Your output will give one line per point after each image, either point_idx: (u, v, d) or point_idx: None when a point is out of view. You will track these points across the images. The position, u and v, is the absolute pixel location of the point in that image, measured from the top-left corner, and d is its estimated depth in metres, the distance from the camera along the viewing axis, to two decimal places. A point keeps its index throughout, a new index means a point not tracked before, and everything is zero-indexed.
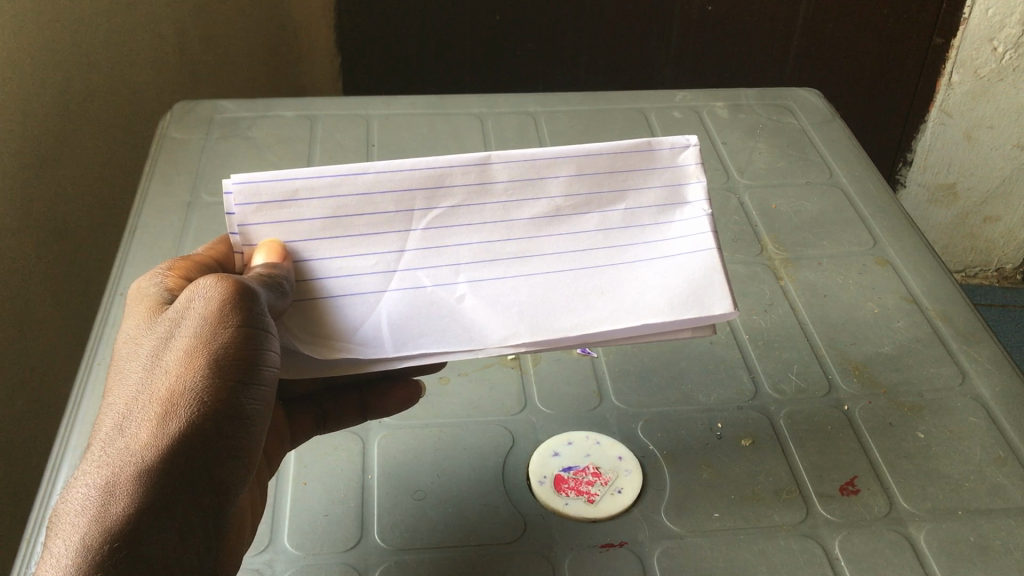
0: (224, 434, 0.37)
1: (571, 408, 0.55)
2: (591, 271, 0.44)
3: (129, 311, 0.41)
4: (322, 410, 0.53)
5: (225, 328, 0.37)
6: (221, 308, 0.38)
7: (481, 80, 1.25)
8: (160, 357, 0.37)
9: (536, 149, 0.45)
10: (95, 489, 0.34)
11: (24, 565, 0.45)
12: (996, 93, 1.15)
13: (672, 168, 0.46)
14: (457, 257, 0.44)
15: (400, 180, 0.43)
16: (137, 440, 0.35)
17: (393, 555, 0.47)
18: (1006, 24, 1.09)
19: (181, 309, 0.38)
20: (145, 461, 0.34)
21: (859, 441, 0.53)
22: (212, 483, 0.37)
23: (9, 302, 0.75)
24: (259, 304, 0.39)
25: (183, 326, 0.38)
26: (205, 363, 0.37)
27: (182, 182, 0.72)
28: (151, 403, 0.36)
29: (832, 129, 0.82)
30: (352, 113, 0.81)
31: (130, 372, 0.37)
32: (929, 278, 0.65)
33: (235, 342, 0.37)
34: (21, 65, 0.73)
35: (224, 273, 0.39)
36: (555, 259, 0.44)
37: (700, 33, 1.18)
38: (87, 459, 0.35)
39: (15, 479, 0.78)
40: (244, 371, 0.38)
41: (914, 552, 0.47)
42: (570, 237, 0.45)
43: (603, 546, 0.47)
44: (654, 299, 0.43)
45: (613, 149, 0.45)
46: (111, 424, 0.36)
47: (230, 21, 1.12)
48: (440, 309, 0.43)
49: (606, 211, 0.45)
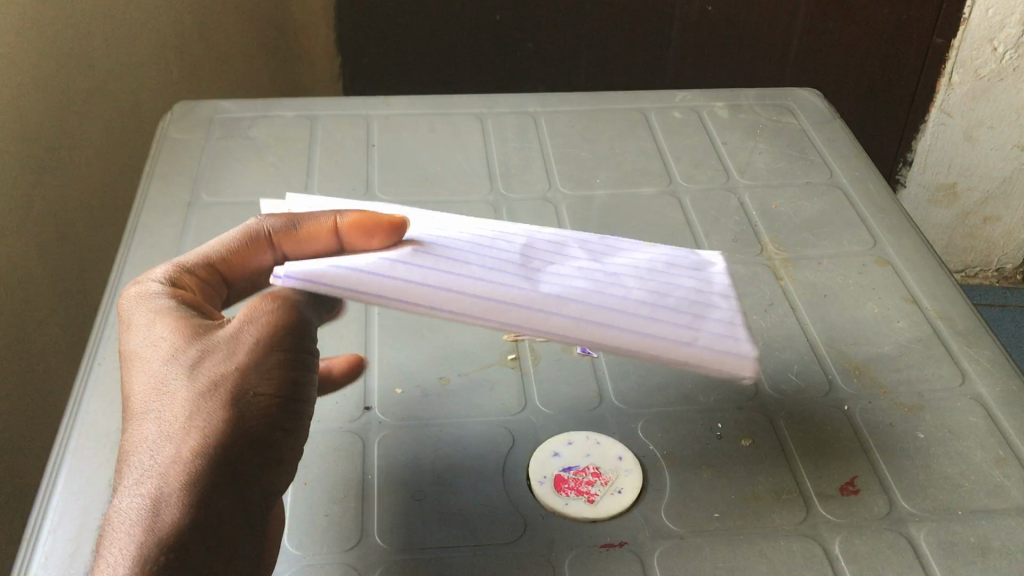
0: (268, 444, 0.38)
1: (571, 408, 0.55)
2: (608, 311, 0.44)
3: (145, 323, 0.41)
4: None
5: (272, 347, 0.39)
6: (270, 326, 0.40)
7: (481, 79, 1.25)
8: (201, 367, 0.38)
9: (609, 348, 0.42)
10: (147, 497, 0.35)
11: (24, 565, 0.45)
12: (996, 93, 1.16)
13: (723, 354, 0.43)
14: (540, 286, 0.44)
15: (487, 315, 0.41)
16: (187, 449, 0.36)
17: (393, 555, 0.47)
18: (1006, 24, 1.10)
19: (231, 328, 0.39)
20: (196, 472, 0.36)
21: (859, 440, 0.53)
22: (259, 490, 0.38)
23: (10, 304, 0.75)
24: (307, 329, 0.41)
25: (227, 341, 0.39)
26: (253, 381, 0.38)
27: (182, 183, 0.72)
28: (198, 415, 0.36)
29: (832, 129, 0.82)
30: (352, 113, 0.81)
31: (167, 382, 0.38)
32: (929, 278, 0.65)
33: (281, 358, 0.39)
34: (20, 66, 0.73)
35: (273, 295, 0.41)
36: (576, 308, 0.43)
37: (700, 32, 1.18)
38: (133, 467, 0.36)
39: (14, 480, 0.78)
40: (290, 385, 0.39)
41: (914, 552, 0.47)
42: (570, 322, 0.42)
43: (603, 546, 0.47)
44: (682, 323, 0.44)
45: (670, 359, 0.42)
46: (156, 434, 0.36)
47: (230, 22, 1.12)
48: (491, 266, 0.45)
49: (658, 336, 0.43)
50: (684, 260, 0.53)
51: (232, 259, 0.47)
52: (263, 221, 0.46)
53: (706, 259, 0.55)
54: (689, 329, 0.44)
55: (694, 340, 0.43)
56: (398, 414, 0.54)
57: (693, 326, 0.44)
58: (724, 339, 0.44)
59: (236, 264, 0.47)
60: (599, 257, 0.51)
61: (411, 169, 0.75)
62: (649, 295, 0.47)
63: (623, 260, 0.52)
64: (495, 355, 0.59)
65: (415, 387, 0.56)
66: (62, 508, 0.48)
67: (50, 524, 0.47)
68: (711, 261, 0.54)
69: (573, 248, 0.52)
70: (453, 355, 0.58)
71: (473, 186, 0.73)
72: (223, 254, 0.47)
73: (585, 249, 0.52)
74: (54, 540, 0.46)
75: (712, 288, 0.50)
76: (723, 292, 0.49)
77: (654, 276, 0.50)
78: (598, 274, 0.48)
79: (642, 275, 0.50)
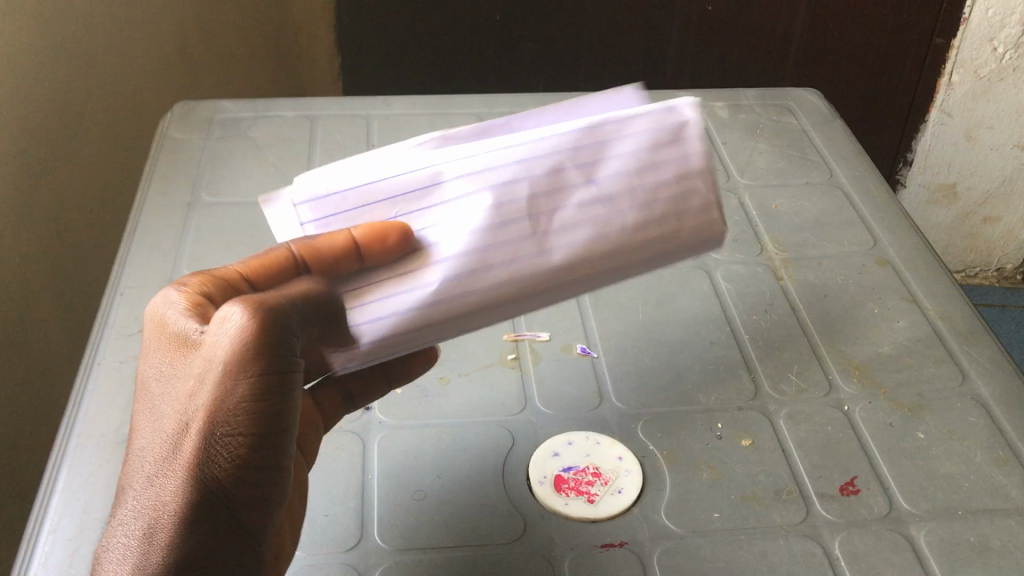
0: (246, 477, 0.36)
1: (571, 408, 0.55)
2: (610, 257, 0.41)
3: (153, 344, 0.40)
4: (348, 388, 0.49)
5: (243, 376, 0.36)
6: (235, 351, 0.35)
7: (481, 78, 1.25)
8: (182, 402, 0.37)
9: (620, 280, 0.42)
10: (135, 538, 0.36)
11: (24, 565, 0.45)
12: (997, 93, 1.16)
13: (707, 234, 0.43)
14: (553, 224, 0.40)
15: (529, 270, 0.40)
16: (168, 491, 0.36)
17: (393, 555, 0.47)
18: (1006, 24, 1.10)
19: (206, 350, 0.36)
20: (176, 515, 0.36)
21: (859, 440, 0.53)
22: (246, 520, 0.37)
23: (10, 303, 0.75)
24: (283, 346, 0.36)
25: (199, 369, 0.36)
26: (226, 413, 0.36)
27: (182, 182, 0.72)
28: (177, 456, 0.36)
29: (832, 129, 0.82)
30: (351, 113, 0.81)
31: (160, 415, 0.38)
32: (929, 277, 0.65)
33: (247, 388, 0.36)
34: (21, 66, 0.73)
35: (250, 300, 0.36)
36: (587, 268, 0.41)
37: (700, 33, 1.18)
38: (130, 502, 0.37)
39: (14, 480, 0.78)
40: (263, 417, 0.36)
41: (914, 553, 0.47)
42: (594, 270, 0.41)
43: (603, 546, 0.47)
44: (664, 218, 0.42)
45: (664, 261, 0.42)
46: (146, 471, 0.37)
47: (230, 22, 1.12)
48: (501, 231, 0.39)
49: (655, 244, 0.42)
50: (665, 130, 0.42)
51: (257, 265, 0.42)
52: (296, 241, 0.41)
53: (685, 114, 0.42)
54: (672, 237, 0.42)
55: (676, 243, 0.42)
56: (398, 414, 0.54)
57: (677, 228, 0.42)
58: (705, 230, 0.43)
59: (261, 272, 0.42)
60: (590, 171, 0.41)
61: None
62: (639, 218, 0.41)
63: (610, 166, 0.41)
64: (495, 355, 0.59)
65: (415, 386, 0.56)
66: (62, 508, 0.48)
67: (49, 524, 0.47)
68: (690, 117, 0.42)
69: (558, 160, 0.41)
70: (453, 355, 0.58)
71: None
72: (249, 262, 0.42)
73: (570, 160, 0.41)
74: (53, 541, 0.46)
75: (689, 167, 0.42)
76: (702, 169, 0.42)
77: (643, 182, 0.41)
78: (596, 198, 0.41)
79: (632, 188, 0.41)
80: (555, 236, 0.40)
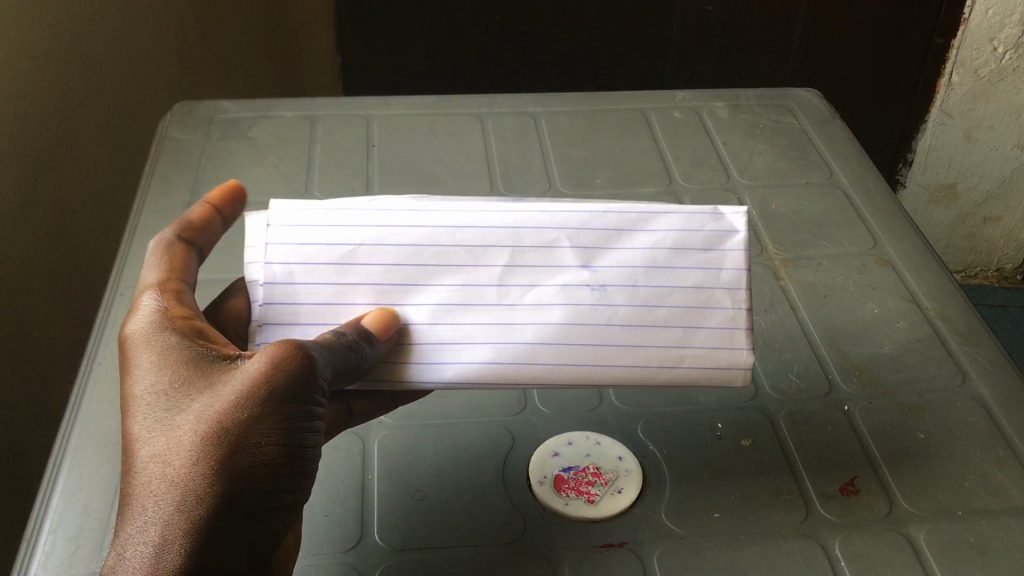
0: (270, 490, 0.38)
1: (571, 408, 0.55)
2: (588, 348, 0.42)
3: (150, 360, 0.40)
4: (348, 407, 0.48)
5: (282, 397, 0.38)
6: (277, 375, 0.38)
7: (480, 77, 1.25)
8: (205, 413, 0.37)
9: (589, 364, 0.42)
10: (151, 546, 0.36)
11: (24, 565, 0.46)
12: (997, 93, 1.14)
13: (719, 333, 0.43)
14: (535, 311, 0.43)
15: (486, 353, 0.42)
16: (192, 500, 0.36)
17: (393, 555, 0.47)
18: (1006, 24, 1.08)
19: (244, 371, 0.38)
20: (200, 524, 0.36)
21: (859, 440, 0.53)
22: (265, 532, 0.38)
23: (9, 304, 0.75)
24: (319, 378, 0.39)
25: (233, 385, 0.38)
26: (261, 428, 0.37)
27: (182, 182, 0.72)
28: (204, 467, 0.36)
29: (832, 129, 0.82)
30: (351, 113, 0.81)
31: (176, 425, 0.38)
32: (929, 278, 0.65)
33: (284, 407, 0.38)
34: (19, 66, 0.73)
35: (288, 340, 0.39)
36: (553, 352, 0.42)
37: (700, 32, 1.18)
38: (141, 511, 0.36)
39: (14, 479, 0.78)
40: (293, 436, 0.38)
41: (915, 553, 0.47)
42: (563, 353, 0.42)
43: (603, 546, 0.47)
44: (662, 316, 0.43)
45: (652, 362, 0.42)
46: (163, 480, 0.37)
47: (230, 21, 1.12)
48: (474, 311, 0.43)
49: (648, 340, 0.42)
50: (697, 233, 0.44)
51: (177, 265, 0.45)
52: (162, 234, 0.47)
53: (729, 224, 0.44)
54: (677, 346, 0.42)
55: (681, 361, 0.42)
56: (398, 415, 0.54)
57: (684, 338, 0.42)
58: (716, 348, 0.42)
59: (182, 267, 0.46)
60: (591, 254, 0.43)
61: (411, 168, 0.75)
62: (635, 310, 0.43)
63: (619, 254, 0.44)
64: None
65: None
66: (62, 508, 0.48)
67: (49, 524, 0.47)
68: (735, 228, 0.44)
69: (560, 238, 0.44)
70: None
71: (474, 186, 0.73)
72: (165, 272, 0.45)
73: (571, 239, 0.44)
74: (53, 540, 0.46)
75: (717, 279, 0.43)
76: (731, 285, 0.43)
77: (653, 279, 0.43)
78: (590, 283, 0.43)
79: (634, 281, 0.43)
80: (526, 316, 0.42)
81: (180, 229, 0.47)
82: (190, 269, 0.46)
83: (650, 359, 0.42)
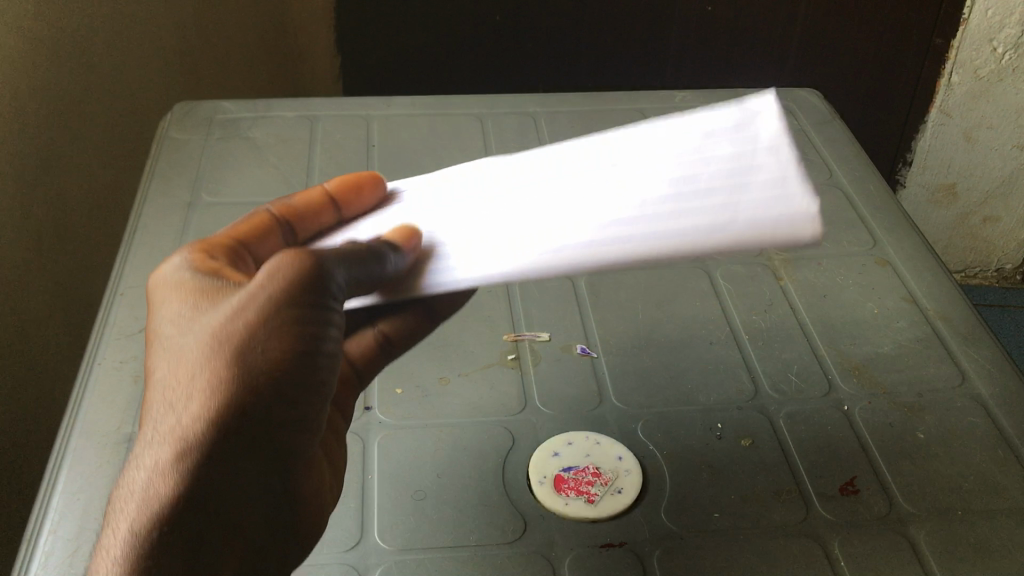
0: (271, 409, 0.37)
1: (571, 407, 0.55)
2: (623, 231, 0.37)
3: (168, 298, 0.41)
4: (381, 332, 0.48)
5: (282, 306, 0.37)
6: (277, 284, 0.37)
7: (480, 77, 1.25)
8: (208, 330, 0.37)
9: (627, 244, 0.37)
10: (150, 467, 0.35)
11: (24, 565, 0.45)
12: (997, 93, 1.15)
13: (772, 189, 0.35)
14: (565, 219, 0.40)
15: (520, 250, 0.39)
16: (191, 414, 0.35)
17: (393, 555, 0.47)
18: (1005, 24, 1.09)
19: (248, 287, 0.38)
20: (198, 440, 0.35)
21: (859, 439, 0.53)
22: (273, 449, 0.37)
23: (8, 304, 0.75)
24: (331, 285, 0.39)
25: (234, 301, 0.38)
26: (260, 339, 0.37)
27: (182, 183, 0.72)
28: (202, 381, 0.36)
29: (832, 129, 0.82)
30: (351, 114, 0.81)
31: (181, 346, 0.38)
32: (929, 278, 0.65)
33: (285, 317, 0.37)
34: (20, 67, 0.73)
35: (295, 251, 0.39)
36: (587, 241, 0.38)
37: (699, 33, 1.18)
38: (147, 434, 0.36)
39: (14, 480, 0.78)
40: (294, 345, 0.37)
41: (914, 553, 0.47)
42: (598, 242, 0.37)
43: (604, 546, 0.47)
44: (703, 190, 0.37)
45: (701, 227, 0.36)
46: (167, 401, 0.36)
47: (230, 23, 1.12)
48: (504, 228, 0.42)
49: (690, 210, 0.37)
50: (726, 123, 0.41)
51: (248, 233, 0.48)
52: (264, 206, 0.50)
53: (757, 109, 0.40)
54: (727, 209, 0.36)
55: (734, 218, 0.35)
56: (398, 415, 0.54)
57: (732, 202, 0.36)
58: (773, 202, 0.35)
59: (255, 237, 0.48)
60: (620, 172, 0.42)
61: (411, 168, 0.75)
62: (674, 193, 0.38)
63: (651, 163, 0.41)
64: (495, 355, 0.59)
65: (415, 387, 0.56)
66: (62, 509, 0.48)
67: (49, 524, 0.47)
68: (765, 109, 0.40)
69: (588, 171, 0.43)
70: (453, 355, 0.59)
71: None
72: (235, 233, 0.47)
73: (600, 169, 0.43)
74: (54, 541, 0.46)
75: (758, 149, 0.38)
76: (772, 149, 0.38)
77: (688, 169, 0.39)
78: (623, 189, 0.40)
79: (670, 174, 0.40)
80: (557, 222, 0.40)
81: (280, 205, 0.50)
82: (264, 241, 0.48)
83: (699, 226, 0.36)
